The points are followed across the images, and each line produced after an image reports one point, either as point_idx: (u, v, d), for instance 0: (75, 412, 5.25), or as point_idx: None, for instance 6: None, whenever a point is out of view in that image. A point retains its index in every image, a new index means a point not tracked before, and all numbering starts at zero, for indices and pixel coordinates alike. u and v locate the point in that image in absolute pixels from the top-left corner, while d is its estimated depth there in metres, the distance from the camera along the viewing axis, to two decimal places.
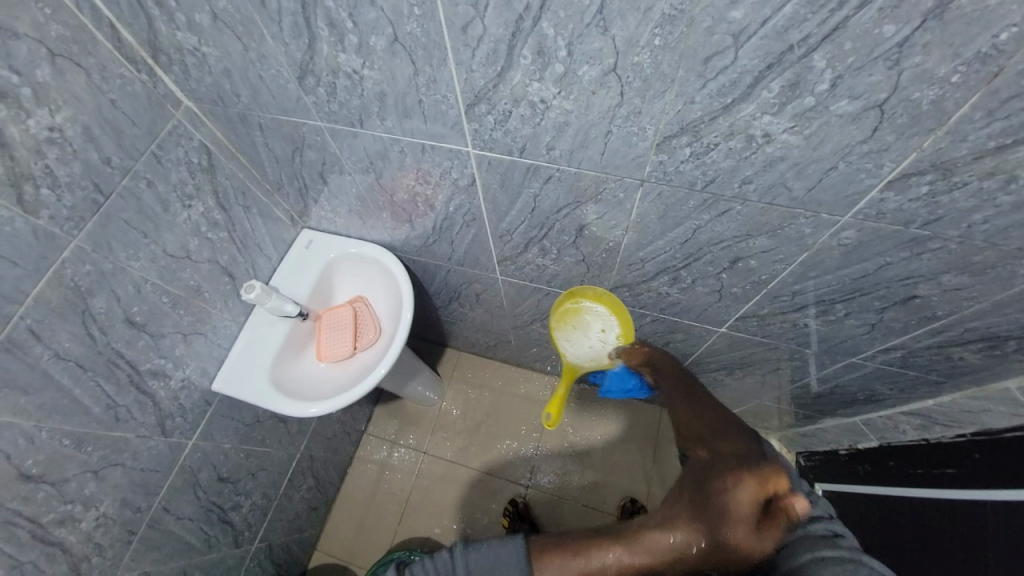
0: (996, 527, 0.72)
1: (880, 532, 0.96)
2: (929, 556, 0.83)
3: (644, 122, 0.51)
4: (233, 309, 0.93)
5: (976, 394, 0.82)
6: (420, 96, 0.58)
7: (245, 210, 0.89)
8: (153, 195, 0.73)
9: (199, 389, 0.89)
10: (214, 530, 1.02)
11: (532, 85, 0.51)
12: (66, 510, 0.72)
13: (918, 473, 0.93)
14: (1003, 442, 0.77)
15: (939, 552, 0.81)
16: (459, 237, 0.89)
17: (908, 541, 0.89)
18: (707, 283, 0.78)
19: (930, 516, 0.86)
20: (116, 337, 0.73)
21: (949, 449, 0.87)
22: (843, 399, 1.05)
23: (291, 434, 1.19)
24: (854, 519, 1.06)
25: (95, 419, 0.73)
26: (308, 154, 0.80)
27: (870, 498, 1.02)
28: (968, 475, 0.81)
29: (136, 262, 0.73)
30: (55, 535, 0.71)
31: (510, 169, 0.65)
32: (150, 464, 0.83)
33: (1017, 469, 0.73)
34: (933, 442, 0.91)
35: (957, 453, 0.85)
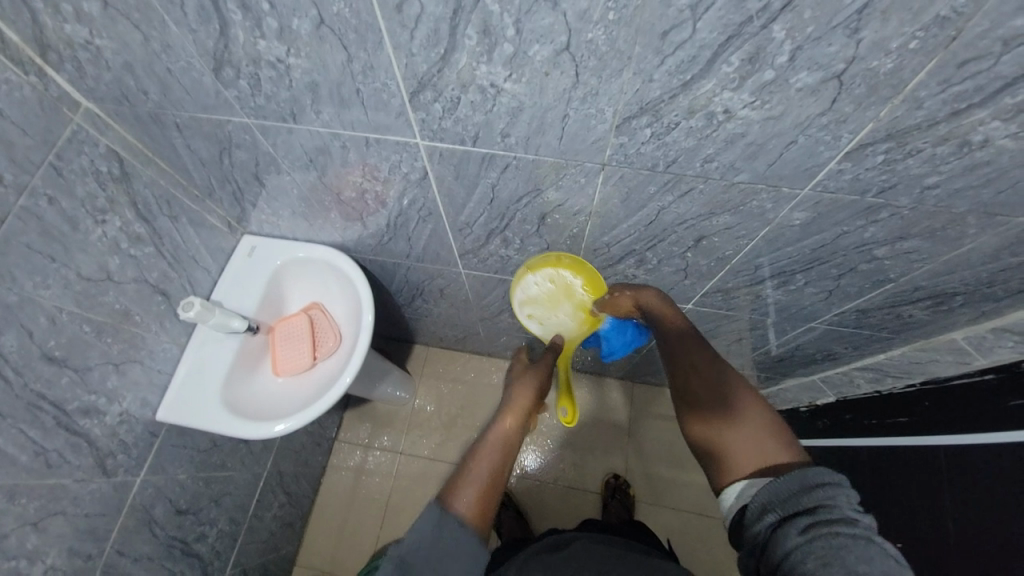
0: (951, 471, 0.77)
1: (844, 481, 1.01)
2: (888, 499, 0.89)
3: (602, 104, 0.48)
4: (171, 330, 0.84)
5: (924, 346, 0.88)
6: (357, 84, 0.52)
7: (172, 221, 0.80)
8: (59, 212, 0.64)
9: (142, 420, 0.81)
10: (180, 565, 0.95)
11: (479, 68, 0.47)
12: (4, 571, 0.64)
13: (874, 424, 0.98)
14: (952, 389, 0.82)
15: (896, 497, 0.87)
16: (416, 233, 0.84)
17: (865, 488, 0.95)
18: (672, 263, 0.77)
19: (885, 463, 0.91)
20: (35, 376, 0.64)
21: (901, 400, 0.92)
22: (802, 360, 1.10)
23: (255, 453, 1.12)
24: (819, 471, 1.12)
25: (23, 470, 0.64)
26: (238, 154, 0.72)
27: (833, 451, 1.08)
28: (919, 423, 0.86)
29: (47, 291, 0.64)
30: None
31: (463, 159, 0.61)
32: (95, 508, 0.75)
33: (967, 416, 0.77)
34: (885, 395, 0.97)
35: (908, 403, 0.90)
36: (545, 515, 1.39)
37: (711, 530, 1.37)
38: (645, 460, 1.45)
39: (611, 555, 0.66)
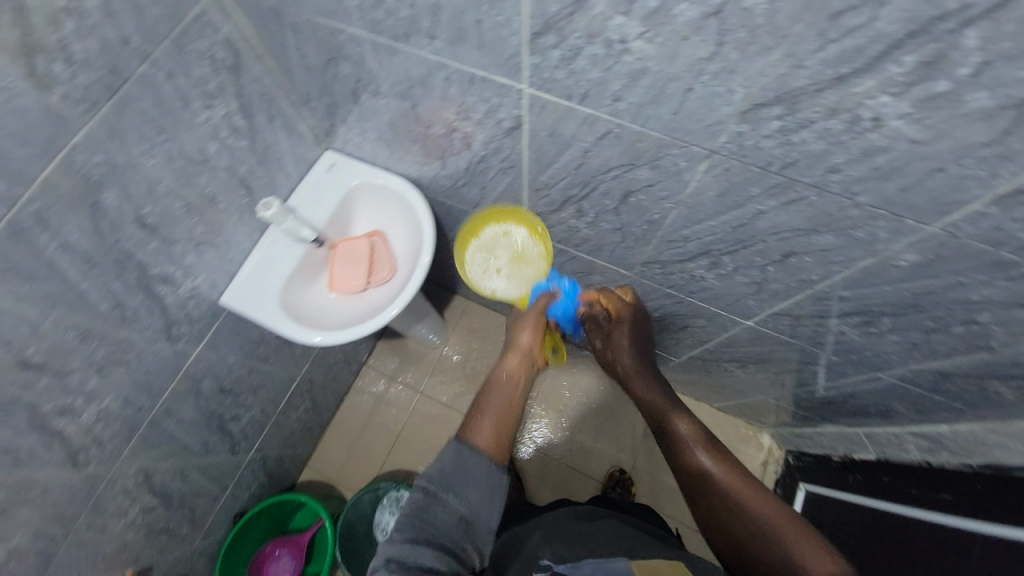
0: (979, 563, 0.69)
1: (862, 541, 0.96)
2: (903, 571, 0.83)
3: (735, 83, 0.44)
4: (247, 224, 0.89)
5: (998, 429, 0.77)
6: (480, 15, 0.50)
7: (269, 121, 0.83)
8: (174, 88, 0.67)
9: (207, 300, 0.87)
10: (212, 436, 1.05)
11: (613, 19, 0.44)
12: (66, 401, 0.71)
13: (913, 493, 0.91)
14: (1009, 479, 0.72)
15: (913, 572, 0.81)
16: (492, 184, 0.83)
17: (884, 554, 0.89)
18: (749, 273, 0.73)
19: (912, 536, 0.85)
20: (126, 236, 0.69)
21: (952, 475, 0.83)
22: (853, 408, 1.04)
23: (295, 356, 1.20)
24: (835, 525, 1.06)
25: (101, 316, 0.71)
26: (343, 67, 0.72)
27: (857, 509, 1.02)
28: (964, 506, 0.78)
29: (150, 160, 0.68)
30: (52, 424, 0.71)
31: (565, 116, 0.58)
32: (154, 367, 0.82)
33: (1015, 509, 0.69)
34: (935, 467, 0.88)
35: (959, 481, 0.82)
36: (544, 487, 1.42)
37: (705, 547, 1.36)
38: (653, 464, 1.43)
39: (635, 535, 0.69)
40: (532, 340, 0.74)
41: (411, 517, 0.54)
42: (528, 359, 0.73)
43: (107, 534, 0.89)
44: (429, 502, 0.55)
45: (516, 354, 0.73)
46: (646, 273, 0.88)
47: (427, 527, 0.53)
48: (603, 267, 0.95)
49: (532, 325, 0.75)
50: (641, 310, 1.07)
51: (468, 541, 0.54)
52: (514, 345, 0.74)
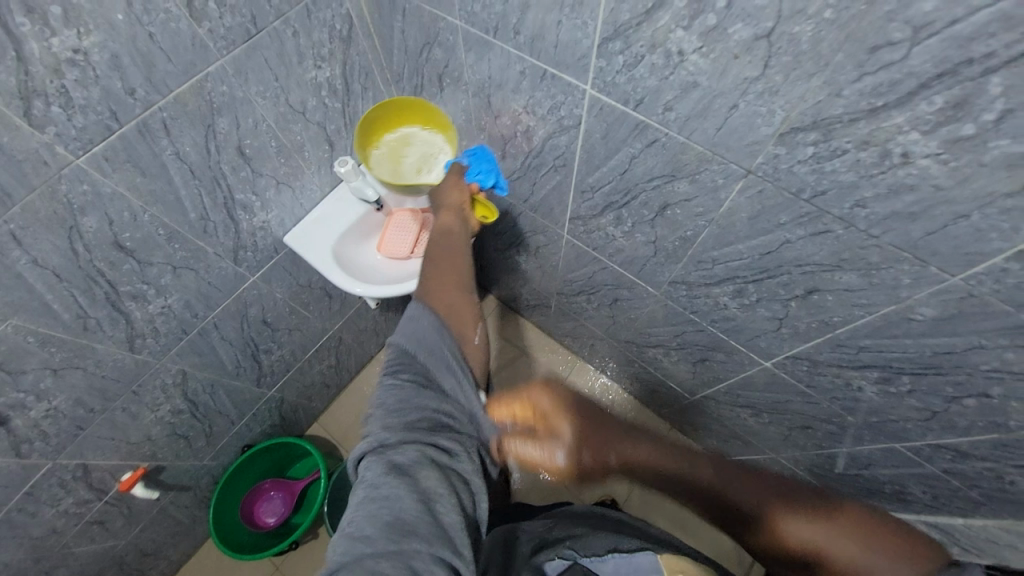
0: None
1: None
2: None
3: (776, 105, 0.48)
4: (322, 177, 0.99)
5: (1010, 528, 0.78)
6: (561, 17, 0.58)
7: (362, 91, 0.94)
8: (295, 45, 0.78)
9: (273, 235, 0.98)
10: (244, 362, 1.14)
11: (676, 32, 0.49)
12: (140, 289, 0.81)
13: None
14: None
15: None
16: (543, 180, 0.90)
17: None
18: (771, 307, 0.74)
19: None
20: (226, 160, 0.80)
21: None
22: (866, 485, 0.99)
23: (331, 310, 1.29)
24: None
25: (188, 223, 0.81)
26: (436, 52, 0.82)
27: None
28: None
29: (261, 100, 0.79)
30: (123, 306, 0.80)
31: (619, 120, 0.64)
32: (215, 281, 0.93)
33: None
34: None
35: None
36: (535, 493, 1.40)
37: None
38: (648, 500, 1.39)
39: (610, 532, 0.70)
40: (461, 199, 0.84)
41: (395, 404, 0.53)
42: (462, 210, 0.82)
43: (137, 424, 0.98)
44: (412, 365, 0.57)
45: (445, 211, 0.82)
46: (672, 294, 0.91)
47: (415, 400, 0.53)
48: (630, 282, 0.98)
49: (459, 182, 0.86)
50: (660, 335, 1.09)
51: (456, 393, 0.56)
52: (444, 205, 0.83)
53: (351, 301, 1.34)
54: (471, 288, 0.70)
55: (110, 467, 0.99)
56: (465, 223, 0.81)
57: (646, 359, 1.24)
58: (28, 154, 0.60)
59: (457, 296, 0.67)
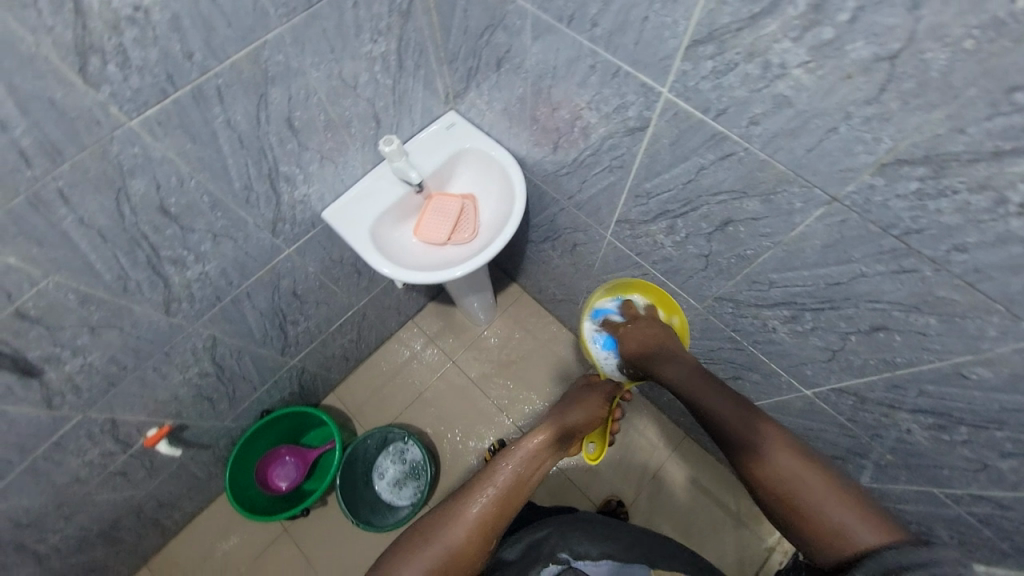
0: None
1: None
2: None
3: (885, 133, 0.44)
4: (366, 154, 0.97)
5: None
6: (648, 12, 0.53)
7: (415, 67, 0.90)
8: (354, 17, 0.74)
9: (312, 209, 0.96)
10: (272, 331, 1.14)
11: (781, 43, 0.45)
12: (179, 254, 0.81)
13: None
14: None
15: None
16: (594, 179, 0.86)
17: None
18: (826, 337, 0.70)
19: None
20: (275, 130, 0.78)
21: None
22: None
23: (359, 286, 1.29)
24: None
25: (232, 192, 0.80)
26: (498, 36, 0.78)
27: None
28: None
29: (315, 72, 0.76)
30: (162, 270, 0.80)
31: (693, 128, 0.60)
32: (252, 251, 0.92)
33: None
34: None
35: None
36: (542, 488, 1.41)
37: None
38: (654, 505, 1.39)
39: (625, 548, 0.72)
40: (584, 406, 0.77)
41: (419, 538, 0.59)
42: (566, 442, 0.72)
43: (166, 384, 1.00)
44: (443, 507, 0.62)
45: (546, 432, 0.70)
46: (715, 309, 0.87)
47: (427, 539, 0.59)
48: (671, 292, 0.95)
49: (589, 405, 0.77)
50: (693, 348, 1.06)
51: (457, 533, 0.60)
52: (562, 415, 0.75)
53: (379, 279, 1.34)
54: (549, 457, 0.69)
55: (137, 423, 1.01)
56: (560, 449, 0.71)
57: None
58: (81, 111, 0.58)
59: (523, 467, 0.66)
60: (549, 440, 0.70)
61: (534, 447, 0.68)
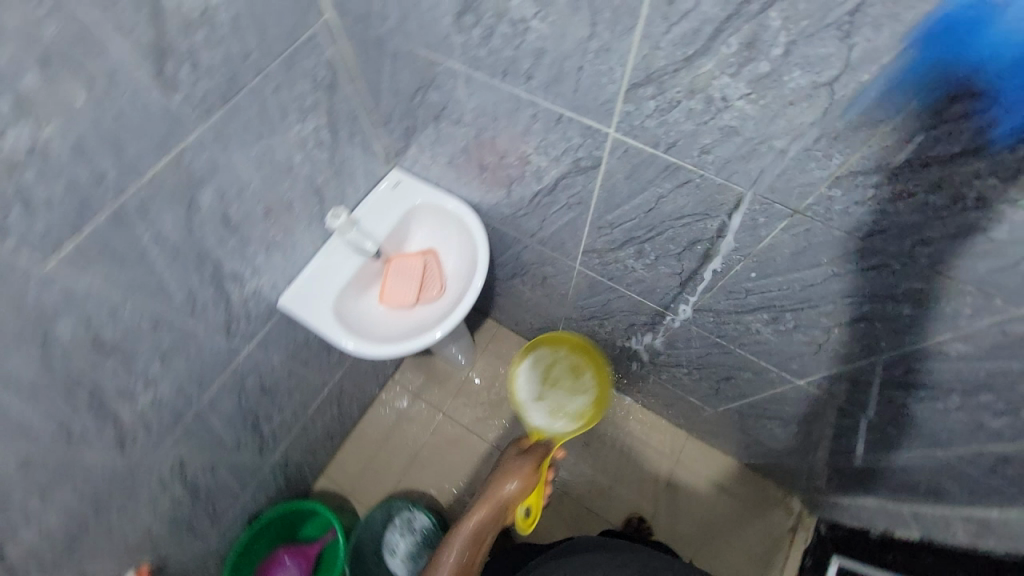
0: None
1: None
2: None
3: (835, 149, 0.45)
4: (314, 232, 0.92)
5: None
6: (582, 62, 0.53)
7: (349, 137, 0.87)
8: (277, 101, 0.71)
9: (266, 300, 0.90)
10: (245, 433, 1.05)
11: (720, 79, 0.46)
12: (126, 384, 0.72)
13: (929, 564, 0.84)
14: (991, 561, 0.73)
15: None
16: (554, 216, 0.85)
17: None
18: (809, 332, 0.72)
19: None
20: (211, 232, 0.72)
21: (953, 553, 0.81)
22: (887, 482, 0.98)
23: (330, 362, 1.22)
24: None
25: (175, 306, 0.73)
26: (431, 96, 0.76)
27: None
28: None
29: (245, 164, 0.71)
30: (110, 407, 0.72)
31: (646, 162, 0.60)
32: (208, 359, 0.84)
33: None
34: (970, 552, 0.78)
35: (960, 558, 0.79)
36: (559, 524, 1.37)
37: None
38: (673, 515, 1.37)
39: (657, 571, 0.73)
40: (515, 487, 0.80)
41: None
42: (499, 516, 0.78)
43: (135, 523, 0.89)
44: None
45: (483, 509, 0.78)
46: (696, 320, 0.88)
47: None
48: (650, 309, 0.95)
49: (519, 472, 0.81)
50: (681, 356, 1.06)
51: None
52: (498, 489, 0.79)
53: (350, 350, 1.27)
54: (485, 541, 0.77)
55: None
56: (496, 523, 0.78)
57: (664, 376, 1.22)
58: None
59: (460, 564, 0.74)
60: (488, 525, 0.77)
61: (473, 529, 0.76)
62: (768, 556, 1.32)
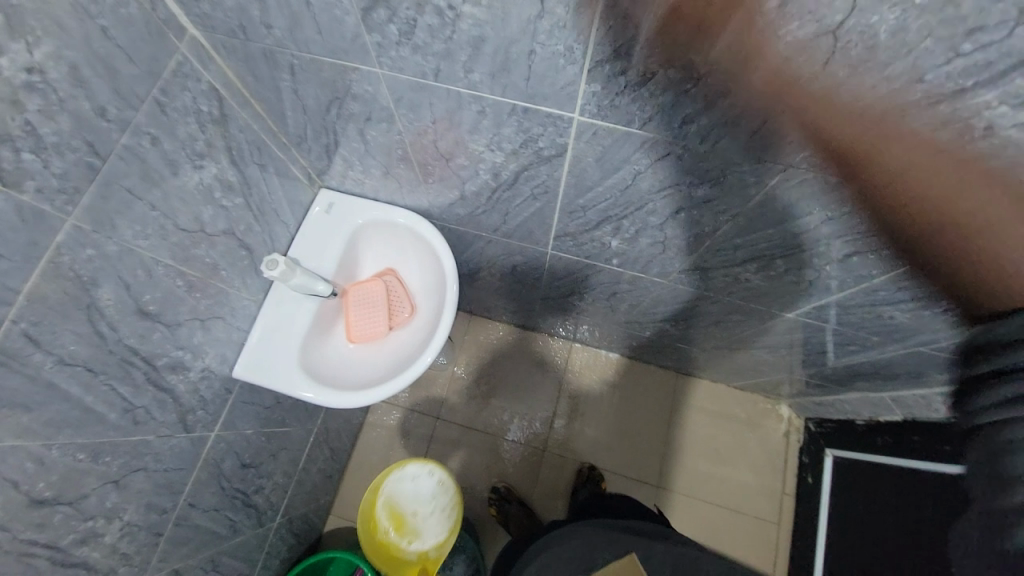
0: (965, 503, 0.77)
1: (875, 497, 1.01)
2: (900, 518, 0.92)
3: (836, 98, 0.41)
4: (251, 286, 0.79)
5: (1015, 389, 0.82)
6: (534, 45, 0.45)
7: (261, 170, 0.73)
8: (160, 155, 0.57)
9: (219, 377, 0.78)
10: (239, 516, 0.95)
11: (702, 42, 0.40)
12: (84, 529, 0.61)
13: (918, 442, 0.93)
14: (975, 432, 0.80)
15: (907, 512, 0.91)
16: (517, 209, 0.78)
17: (891, 509, 0.95)
18: (801, 272, 0.71)
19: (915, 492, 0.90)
20: (130, 331, 0.59)
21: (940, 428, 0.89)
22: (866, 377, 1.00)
23: (309, 409, 1.12)
24: (862, 487, 1.07)
25: (113, 427, 0.61)
26: (349, 106, 0.64)
27: (863, 466, 1.08)
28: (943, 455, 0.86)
29: (146, 241, 0.58)
30: (72, 560, 0.60)
31: (620, 141, 0.54)
32: (173, 463, 0.73)
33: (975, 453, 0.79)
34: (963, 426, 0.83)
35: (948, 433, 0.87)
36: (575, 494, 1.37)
37: (745, 528, 1.35)
38: (680, 451, 1.42)
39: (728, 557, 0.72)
40: None
41: None
42: None
43: None
44: None
45: None
46: (682, 279, 0.86)
47: None
48: (632, 277, 0.92)
49: None
50: (668, 311, 1.05)
51: None
52: None
53: None
54: None
55: None
56: None
57: (650, 330, 1.21)
58: None
59: None
60: None
61: None
62: (772, 464, 1.40)
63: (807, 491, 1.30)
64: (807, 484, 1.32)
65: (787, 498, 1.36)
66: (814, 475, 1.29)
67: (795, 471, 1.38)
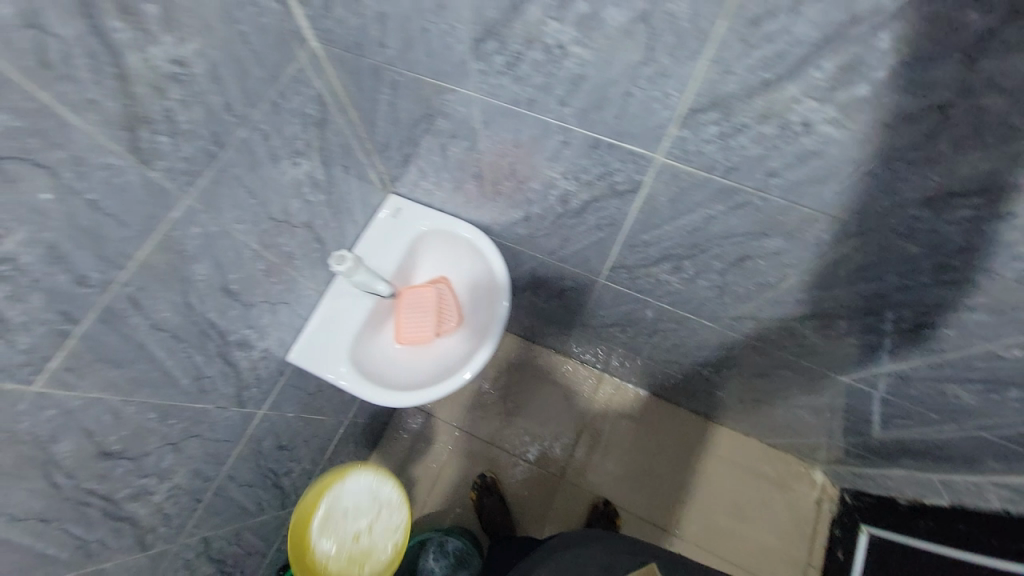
0: None
1: None
2: None
3: (934, 170, 0.41)
4: (317, 277, 0.84)
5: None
6: (632, 88, 0.47)
7: (345, 171, 0.78)
8: (267, 149, 0.62)
9: (276, 358, 0.82)
10: (266, 495, 0.99)
11: (802, 104, 0.41)
12: (138, 485, 0.65)
13: (964, 530, 0.84)
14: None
15: None
16: (579, 236, 0.80)
17: None
18: (864, 337, 0.69)
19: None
20: (213, 306, 0.64)
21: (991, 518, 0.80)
22: (915, 450, 0.93)
23: (344, 401, 1.15)
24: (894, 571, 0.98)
25: (182, 392, 0.65)
26: (438, 123, 0.68)
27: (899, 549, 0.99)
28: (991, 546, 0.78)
29: (241, 225, 0.63)
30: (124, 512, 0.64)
31: (698, 185, 0.55)
32: (223, 434, 0.77)
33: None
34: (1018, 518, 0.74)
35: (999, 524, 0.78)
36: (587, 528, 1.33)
37: None
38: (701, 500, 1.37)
39: None
40: None
41: None
42: None
43: None
44: None
45: None
46: (734, 326, 0.85)
47: None
48: (681, 317, 0.91)
49: None
50: (711, 356, 1.03)
51: None
52: None
53: None
54: None
55: None
56: None
57: (689, 372, 1.19)
58: None
59: None
60: None
61: None
62: (799, 531, 1.33)
63: (835, 566, 1.22)
64: (836, 559, 1.24)
65: (811, 569, 1.29)
66: (845, 551, 1.20)
67: (824, 543, 1.31)
